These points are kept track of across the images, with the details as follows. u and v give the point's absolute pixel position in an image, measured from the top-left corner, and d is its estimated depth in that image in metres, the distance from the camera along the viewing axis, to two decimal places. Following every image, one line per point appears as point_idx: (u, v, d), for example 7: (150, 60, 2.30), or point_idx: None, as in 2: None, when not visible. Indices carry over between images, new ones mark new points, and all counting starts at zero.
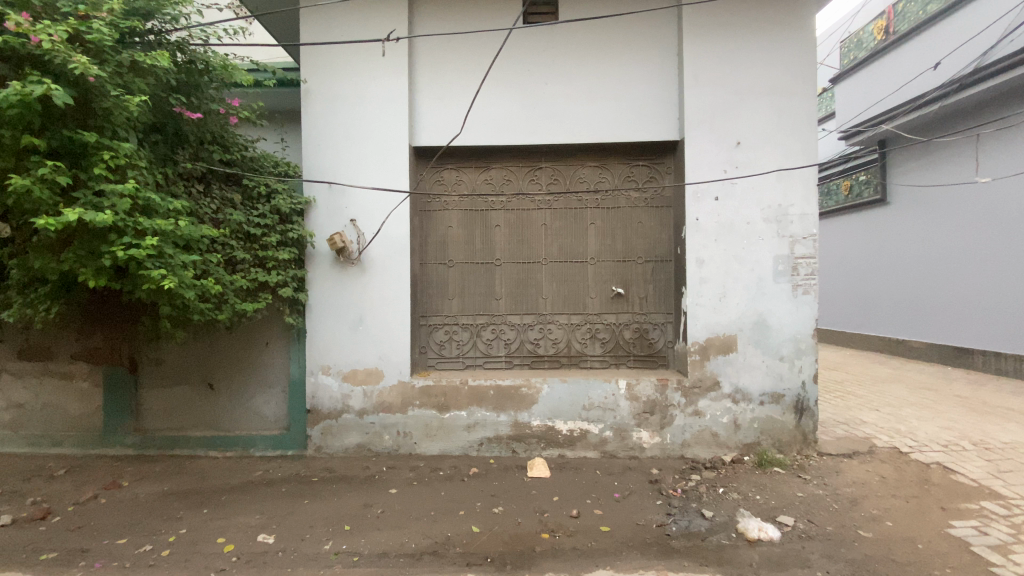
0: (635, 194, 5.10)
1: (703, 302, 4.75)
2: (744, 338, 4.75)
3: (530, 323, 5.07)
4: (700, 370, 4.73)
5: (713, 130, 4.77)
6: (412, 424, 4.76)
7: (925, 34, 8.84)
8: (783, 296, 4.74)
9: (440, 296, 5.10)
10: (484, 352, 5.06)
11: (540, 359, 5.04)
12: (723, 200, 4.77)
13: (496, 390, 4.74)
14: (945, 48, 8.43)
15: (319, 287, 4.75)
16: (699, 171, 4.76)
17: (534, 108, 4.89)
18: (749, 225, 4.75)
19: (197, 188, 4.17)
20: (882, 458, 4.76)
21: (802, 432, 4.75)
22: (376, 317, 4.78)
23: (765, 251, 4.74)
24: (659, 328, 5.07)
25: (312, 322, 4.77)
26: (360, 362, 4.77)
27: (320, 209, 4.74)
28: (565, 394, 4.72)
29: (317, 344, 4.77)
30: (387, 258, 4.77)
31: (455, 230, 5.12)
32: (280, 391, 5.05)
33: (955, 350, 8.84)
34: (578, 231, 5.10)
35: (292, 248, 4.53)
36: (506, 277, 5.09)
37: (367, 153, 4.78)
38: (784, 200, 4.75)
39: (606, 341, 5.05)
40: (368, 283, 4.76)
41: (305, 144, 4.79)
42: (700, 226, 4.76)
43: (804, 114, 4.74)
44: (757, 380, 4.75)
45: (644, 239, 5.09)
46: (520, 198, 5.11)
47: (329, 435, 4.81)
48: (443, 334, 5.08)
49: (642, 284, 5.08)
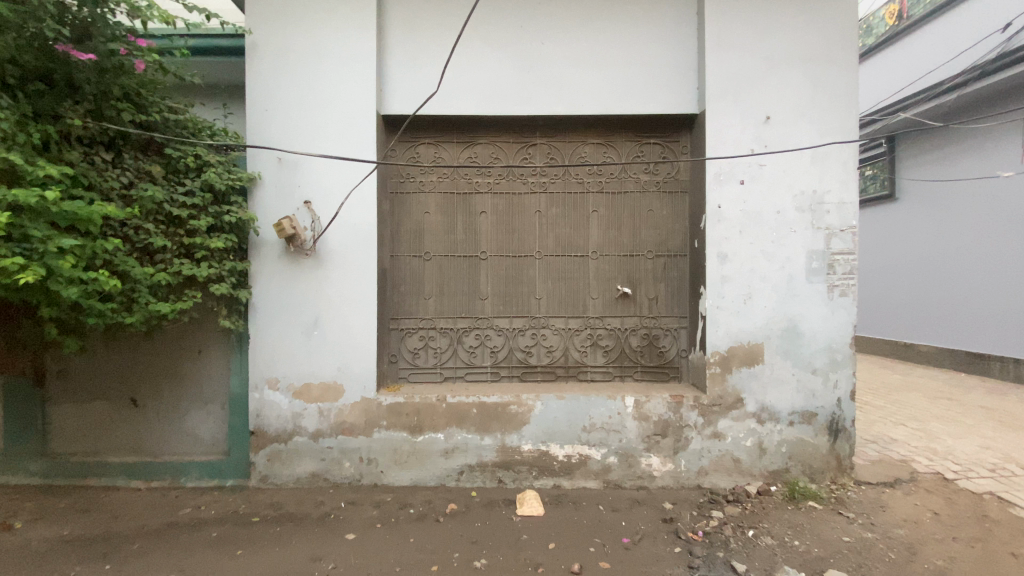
0: (645, 177, 4.34)
1: (726, 305, 4.01)
2: (772, 347, 4.04)
3: (520, 328, 4.29)
4: (720, 385, 4.00)
5: (738, 103, 4.04)
6: (378, 449, 3.95)
7: (955, 12, 8.06)
8: (817, 298, 4.05)
9: (414, 295, 4.27)
10: (467, 362, 4.26)
11: (531, 371, 4.27)
12: (751, 184, 4.04)
13: (479, 409, 3.95)
14: (998, 16, 7.33)
15: (266, 284, 3.93)
16: (722, 151, 4.03)
17: (527, 73, 4.10)
18: (780, 214, 4.04)
19: (100, 156, 3.29)
20: (927, 488, 4.11)
21: (837, 457, 4.09)
22: (335, 321, 3.95)
23: (797, 245, 4.04)
24: (671, 335, 4.31)
25: (257, 326, 3.93)
26: (316, 374, 3.95)
27: (267, 188, 3.93)
28: (562, 413, 3.95)
29: (263, 352, 3.95)
30: (348, 249, 3.94)
31: (433, 216, 4.30)
32: (218, 408, 4.18)
33: (969, 356, 8.31)
34: (578, 219, 4.32)
35: (228, 235, 3.68)
36: (493, 272, 4.30)
37: (327, 122, 3.95)
38: (819, 186, 4.05)
39: (609, 350, 4.29)
40: (325, 279, 3.94)
41: (249, 110, 3.94)
42: (722, 215, 4.02)
43: (845, 86, 4.05)
44: (787, 398, 4.05)
45: (655, 230, 4.34)
46: (510, 179, 4.32)
47: (277, 462, 3.99)
48: (417, 340, 4.27)
49: (652, 283, 4.32)
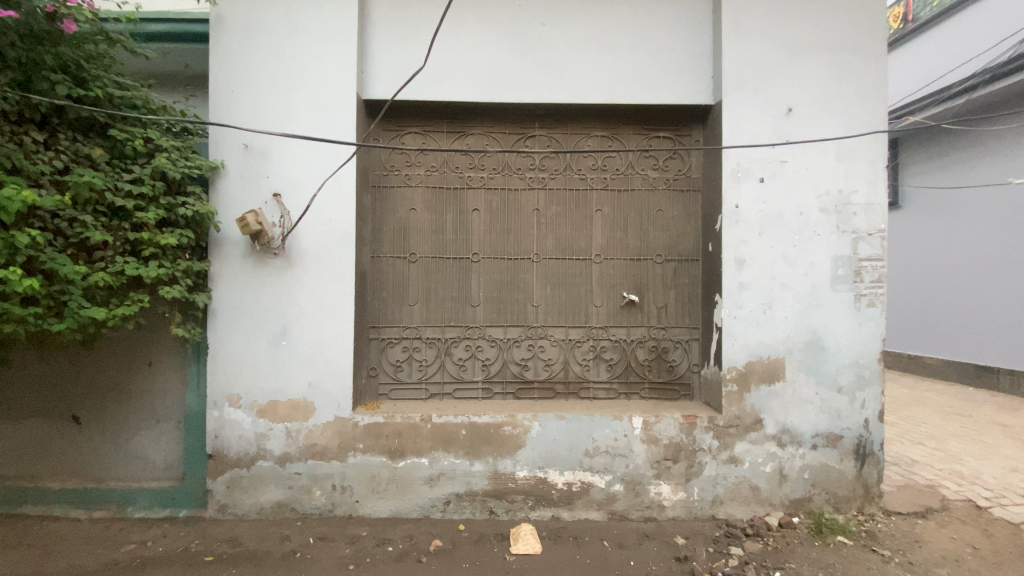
0: (654, 173, 3.94)
1: (744, 316, 3.62)
2: (794, 362, 3.64)
3: (515, 339, 3.86)
4: (737, 404, 3.60)
5: (757, 92, 3.67)
6: (353, 476, 3.48)
7: (964, 15, 7.86)
8: (843, 309, 3.67)
9: (397, 301, 3.82)
10: (455, 376, 3.81)
11: (528, 387, 3.83)
12: (771, 183, 3.66)
13: (469, 430, 3.50)
14: (1009, 19, 7.12)
15: (228, 287, 3.47)
16: (740, 145, 3.65)
17: (526, 57, 3.70)
18: (802, 216, 3.67)
19: (29, 136, 2.83)
20: (962, 519, 3.73)
21: (864, 485, 3.70)
22: (306, 329, 3.50)
23: (822, 251, 3.67)
24: (681, 348, 3.91)
25: (217, 335, 3.47)
26: (283, 390, 3.49)
27: (232, 179, 3.49)
28: (562, 435, 3.52)
29: (224, 365, 3.48)
30: (322, 249, 3.50)
31: (420, 214, 3.86)
32: (172, 427, 3.68)
33: (977, 369, 8.02)
34: (580, 219, 3.92)
35: (183, 231, 3.22)
36: (486, 277, 3.87)
37: (301, 106, 3.51)
38: (845, 185, 3.69)
39: (613, 364, 3.87)
40: (296, 282, 3.49)
41: (212, 90, 3.50)
42: (741, 216, 3.64)
43: (872, 77, 3.70)
44: (809, 419, 3.66)
45: (664, 232, 3.94)
46: (505, 173, 3.90)
47: (238, 490, 3.51)
48: (400, 351, 3.81)
49: (661, 290, 3.92)
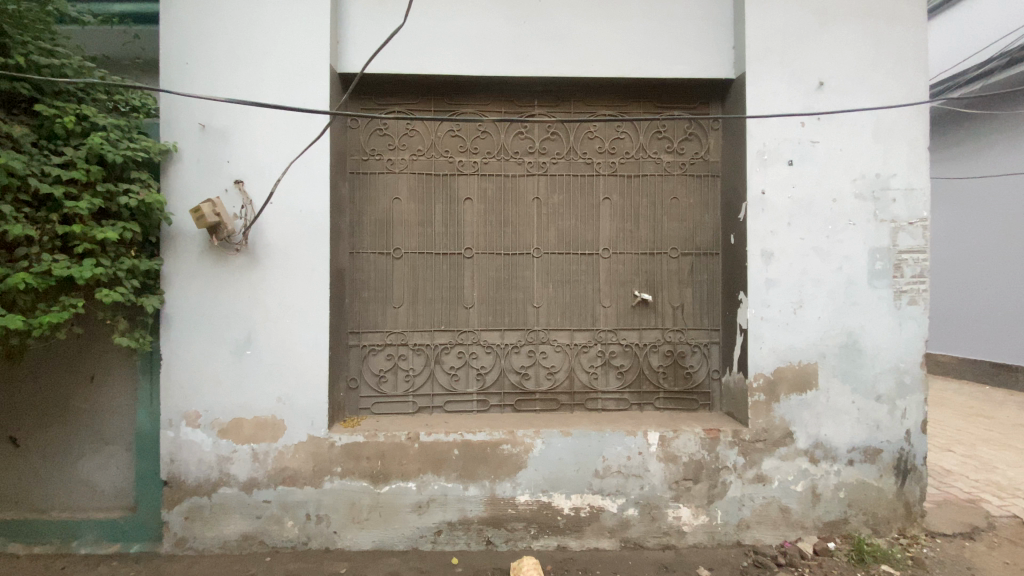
0: (668, 156, 3.51)
1: (771, 316, 3.21)
2: (828, 368, 3.24)
3: (514, 344, 3.42)
4: (765, 416, 3.19)
5: (785, 64, 3.25)
6: (330, 503, 3.04)
7: None
8: (881, 308, 3.27)
9: (380, 303, 3.37)
10: (446, 387, 3.37)
11: (528, 398, 3.41)
12: (801, 166, 3.25)
13: (463, 449, 3.07)
14: None
15: (185, 289, 3.02)
16: (767, 124, 3.23)
17: (524, 25, 3.26)
18: (836, 203, 3.26)
19: None
20: (1013, 539, 3.32)
21: (905, 504, 3.31)
22: (274, 337, 3.05)
23: (857, 242, 3.26)
24: (700, 352, 3.49)
25: (172, 344, 3.02)
26: (249, 407, 3.04)
27: (186, 164, 3.03)
28: (568, 454, 3.09)
29: (180, 379, 3.03)
30: (292, 244, 3.05)
31: (405, 204, 3.41)
32: (122, 449, 3.21)
33: (993, 367, 7.67)
34: (586, 209, 3.48)
35: (126, 225, 2.77)
36: (480, 275, 3.43)
37: (266, 80, 3.06)
38: (882, 168, 3.29)
39: (625, 371, 3.44)
40: (262, 283, 3.04)
41: (163, 62, 3.04)
42: (768, 203, 3.22)
43: (912, 46, 3.29)
44: (845, 431, 3.26)
45: (680, 223, 3.51)
46: (501, 158, 3.46)
47: (199, 521, 3.06)
48: (383, 360, 3.36)
49: (676, 288, 3.49)
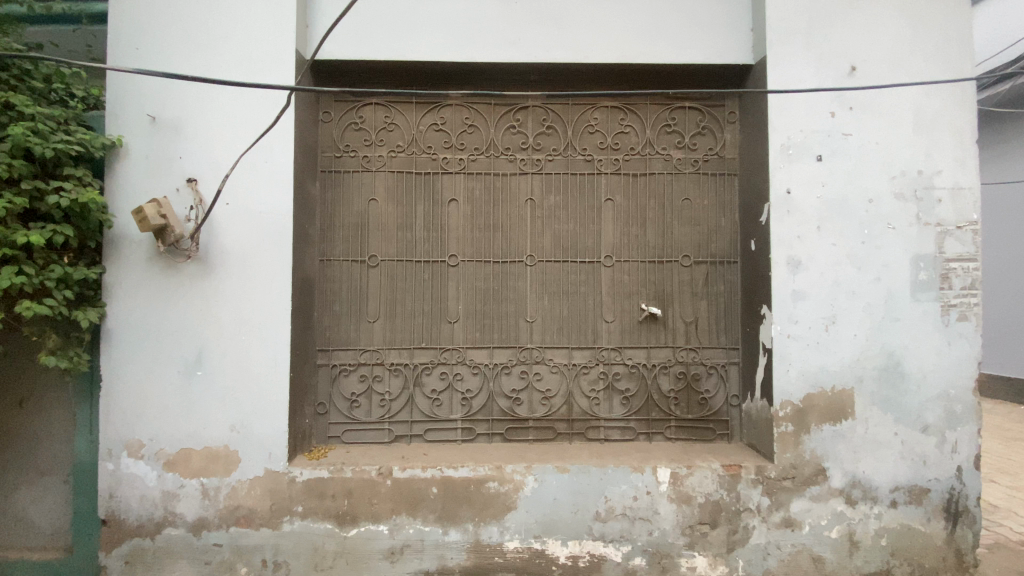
0: (678, 153, 3.12)
1: (799, 334, 2.79)
2: (866, 395, 2.80)
3: (505, 363, 3.02)
4: (793, 450, 2.76)
5: (811, 46, 2.86)
6: (289, 549, 2.64)
7: None
8: (926, 325, 2.83)
9: (352, 317, 2.99)
10: (427, 413, 2.98)
11: (520, 426, 3.00)
12: (832, 162, 2.84)
13: (442, 487, 2.66)
14: None
15: (129, 301, 2.67)
16: (791, 114, 2.84)
17: (515, 5, 2.91)
18: (872, 205, 2.84)
19: None
20: None
21: (957, 553, 2.83)
22: (228, 355, 2.67)
23: (897, 249, 2.83)
24: (716, 375, 3.06)
25: (113, 364, 2.66)
26: (198, 436, 2.66)
27: (134, 161, 2.69)
28: (564, 493, 2.67)
29: (121, 403, 2.66)
30: (250, 251, 2.68)
31: (382, 206, 3.04)
32: (60, 481, 2.83)
33: None
34: (586, 212, 3.09)
35: (56, 228, 2.41)
36: (466, 285, 3.04)
37: (224, 67, 2.72)
38: (925, 164, 2.87)
39: (630, 396, 3.02)
40: (215, 294, 2.67)
41: (110, 47, 2.71)
42: (794, 204, 2.82)
43: (956, 26, 2.89)
44: (885, 468, 2.82)
45: (693, 227, 3.11)
46: (490, 154, 3.09)
47: (140, 567, 2.66)
48: (356, 382, 2.97)
49: (689, 300, 3.08)
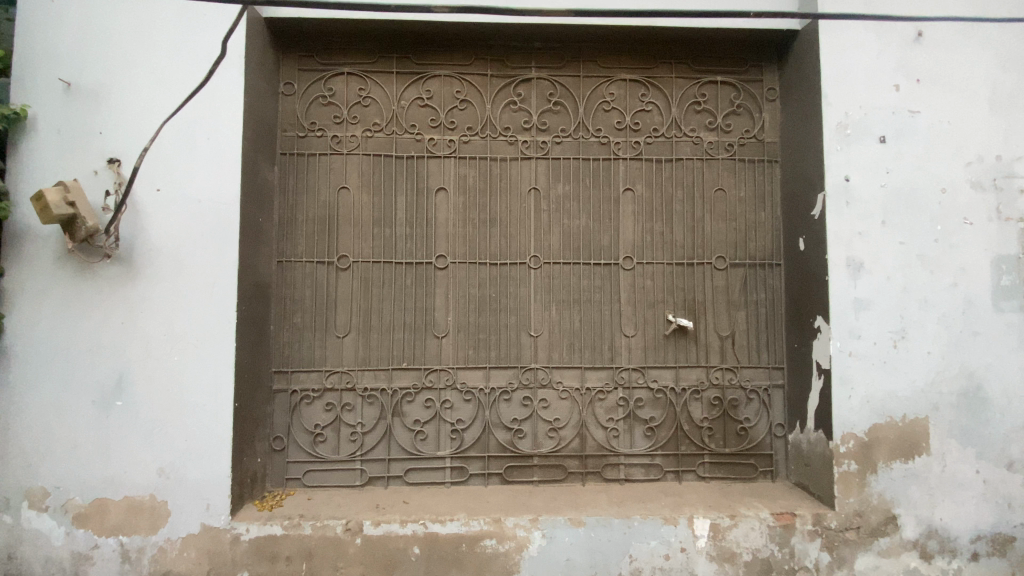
0: (709, 136, 2.64)
1: (863, 352, 2.29)
2: (942, 425, 2.31)
3: (504, 387, 2.49)
4: (857, 494, 2.26)
5: (870, 6, 2.39)
6: None
7: None
8: (1012, 340, 2.34)
9: (319, 331, 2.46)
10: (409, 449, 2.44)
11: (523, 464, 2.47)
12: (896, 144, 2.37)
13: (425, 546, 2.12)
14: None
15: (31, 312, 2.12)
16: (848, 87, 2.37)
17: None
18: (945, 195, 2.36)
19: None
20: None
21: None
22: (156, 381, 2.13)
23: (975, 249, 2.35)
24: (757, 400, 2.55)
25: (8, 391, 2.10)
26: (117, 483, 2.11)
27: (43, 138, 2.16)
28: (578, 553, 2.14)
29: (17, 442, 2.10)
30: (186, 249, 2.15)
31: (356, 196, 2.52)
32: None
33: None
34: (600, 205, 2.59)
35: None
36: (457, 291, 2.52)
37: (160, 23, 2.20)
38: (1007, 148, 2.39)
39: (654, 426, 2.51)
40: (141, 303, 2.13)
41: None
42: (853, 194, 2.33)
43: None
44: (967, 515, 2.30)
45: (727, 223, 2.61)
46: (486, 135, 2.58)
47: None
48: (322, 411, 2.43)
49: (724, 310, 2.58)
